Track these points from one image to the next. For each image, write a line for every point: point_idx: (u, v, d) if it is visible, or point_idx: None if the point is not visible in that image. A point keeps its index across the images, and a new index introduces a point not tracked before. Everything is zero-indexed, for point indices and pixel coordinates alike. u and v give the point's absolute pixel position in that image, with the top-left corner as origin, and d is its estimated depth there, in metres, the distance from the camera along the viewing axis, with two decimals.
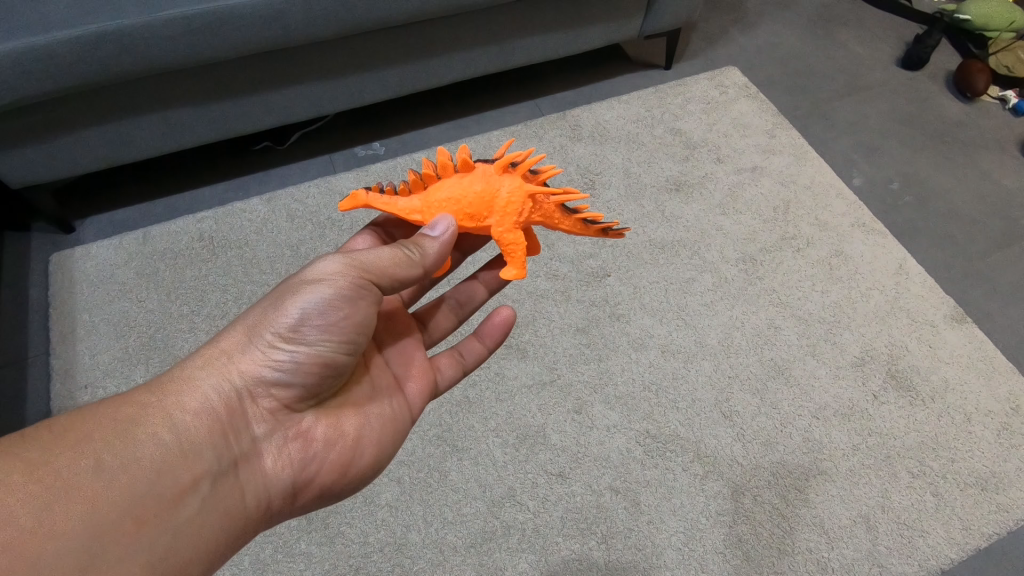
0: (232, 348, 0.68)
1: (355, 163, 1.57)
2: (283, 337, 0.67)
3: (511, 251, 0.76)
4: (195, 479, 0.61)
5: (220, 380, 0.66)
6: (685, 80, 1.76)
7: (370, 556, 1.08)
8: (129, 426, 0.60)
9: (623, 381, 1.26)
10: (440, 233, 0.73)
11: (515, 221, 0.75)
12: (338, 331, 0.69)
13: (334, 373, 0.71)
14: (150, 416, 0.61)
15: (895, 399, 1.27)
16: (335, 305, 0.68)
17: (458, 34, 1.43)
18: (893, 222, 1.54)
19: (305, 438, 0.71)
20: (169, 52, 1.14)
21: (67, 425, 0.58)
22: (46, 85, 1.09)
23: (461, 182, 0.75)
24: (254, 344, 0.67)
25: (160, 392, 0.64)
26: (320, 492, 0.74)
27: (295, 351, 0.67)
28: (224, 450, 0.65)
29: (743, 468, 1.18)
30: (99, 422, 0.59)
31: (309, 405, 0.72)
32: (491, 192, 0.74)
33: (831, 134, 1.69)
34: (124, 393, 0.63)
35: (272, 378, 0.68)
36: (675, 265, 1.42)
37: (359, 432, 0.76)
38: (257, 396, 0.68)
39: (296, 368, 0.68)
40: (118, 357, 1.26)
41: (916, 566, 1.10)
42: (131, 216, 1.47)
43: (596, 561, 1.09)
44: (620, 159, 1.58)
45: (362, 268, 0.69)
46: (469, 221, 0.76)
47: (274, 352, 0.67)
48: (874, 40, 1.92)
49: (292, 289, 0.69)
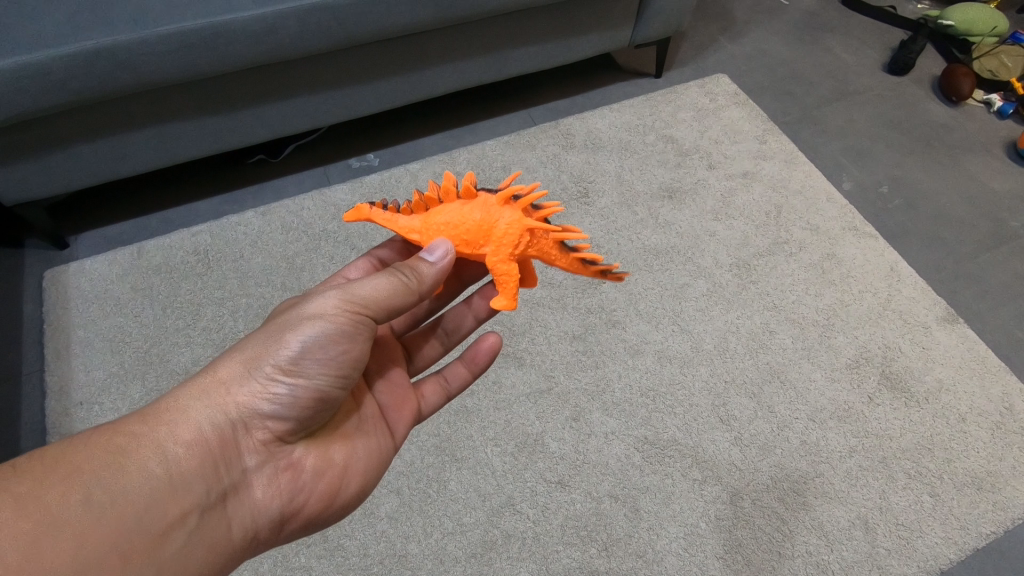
0: (229, 378, 0.67)
1: (349, 174, 1.58)
2: (281, 371, 0.66)
3: (501, 281, 0.74)
4: (183, 512, 0.61)
5: (214, 411, 0.65)
6: (675, 88, 1.78)
7: (370, 568, 1.07)
8: (121, 457, 0.60)
9: (621, 387, 1.27)
10: (437, 258, 0.73)
11: (510, 252, 0.74)
12: (335, 367, 0.68)
13: (328, 406, 0.71)
14: (142, 447, 0.61)
15: (890, 400, 1.28)
16: (333, 342, 0.68)
17: (450, 46, 1.45)
18: (884, 225, 1.55)
19: (294, 469, 0.71)
20: (163, 68, 1.14)
21: (58, 457, 0.58)
22: (39, 101, 1.09)
23: (461, 209, 0.75)
24: (251, 376, 0.66)
25: (154, 420, 0.63)
26: (305, 521, 0.74)
27: (294, 385, 0.67)
28: (214, 482, 0.64)
29: (742, 472, 1.19)
30: (92, 453, 0.59)
31: (302, 435, 0.71)
32: (490, 222, 0.73)
33: (821, 139, 1.71)
34: (116, 422, 0.63)
35: (268, 411, 0.67)
36: (670, 271, 1.43)
37: (347, 462, 0.76)
38: (250, 428, 0.67)
39: (294, 401, 0.67)
40: (114, 373, 1.26)
41: (916, 567, 1.11)
42: (125, 230, 1.47)
43: (597, 569, 1.09)
44: (613, 167, 1.60)
45: (362, 303, 0.70)
46: (465, 246, 0.76)
47: (271, 386, 0.66)
48: (860, 46, 1.95)
49: (292, 323, 0.68)
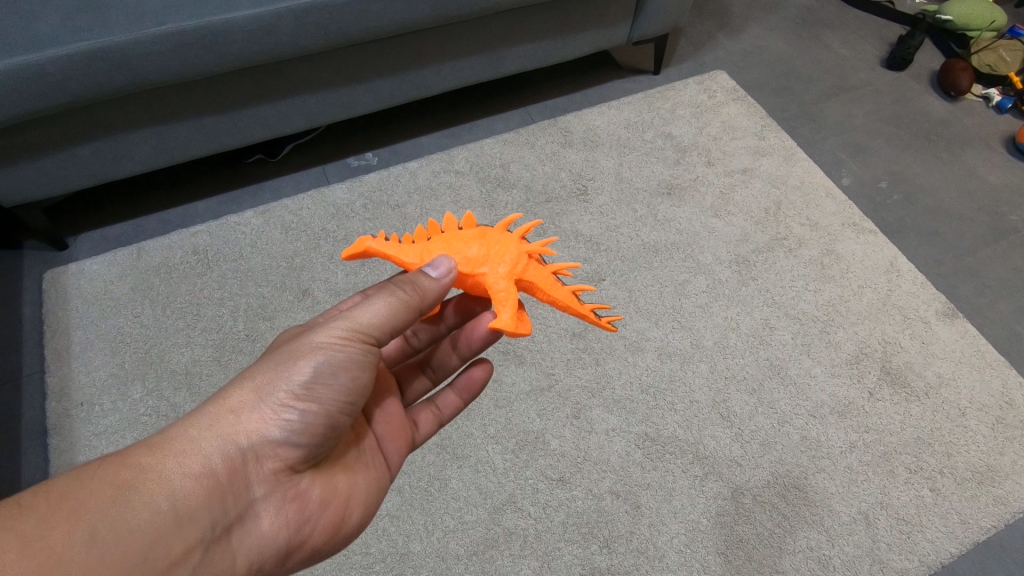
0: (238, 406, 0.64)
1: (348, 174, 1.58)
2: (292, 398, 0.65)
3: (502, 297, 0.74)
4: (189, 548, 0.59)
5: (222, 440, 0.63)
6: (674, 85, 1.78)
7: (372, 566, 1.08)
8: (126, 492, 0.57)
9: (621, 384, 1.27)
10: (441, 274, 0.74)
11: (511, 271, 0.76)
12: (345, 394, 0.68)
13: (335, 435, 0.70)
14: (150, 480, 0.58)
15: (890, 395, 1.28)
16: (341, 370, 0.67)
17: (448, 44, 1.45)
18: (883, 220, 1.55)
19: (301, 499, 0.69)
20: (161, 68, 1.14)
21: (61, 493, 0.55)
22: (36, 103, 1.09)
23: (463, 235, 0.79)
24: (261, 404, 0.65)
25: (161, 452, 0.60)
26: (308, 552, 0.72)
27: (306, 412, 0.65)
28: (221, 515, 0.62)
29: (743, 468, 1.19)
30: (97, 489, 0.56)
31: (308, 465, 0.70)
32: (491, 244, 0.77)
33: (820, 135, 1.71)
34: (120, 454, 0.60)
35: (278, 440, 0.65)
36: (669, 268, 1.43)
37: (350, 491, 0.75)
38: (259, 458, 0.65)
39: (304, 429, 0.66)
40: (114, 374, 1.26)
41: (917, 561, 1.11)
42: (124, 231, 1.47)
43: (599, 565, 1.09)
44: (612, 165, 1.60)
45: (370, 330, 0.70)
46: (466, 266, 0.77)
47: (282, 414, 0.65)
48: (859, 42, 1.95)
49: (302, 350, 0.67)
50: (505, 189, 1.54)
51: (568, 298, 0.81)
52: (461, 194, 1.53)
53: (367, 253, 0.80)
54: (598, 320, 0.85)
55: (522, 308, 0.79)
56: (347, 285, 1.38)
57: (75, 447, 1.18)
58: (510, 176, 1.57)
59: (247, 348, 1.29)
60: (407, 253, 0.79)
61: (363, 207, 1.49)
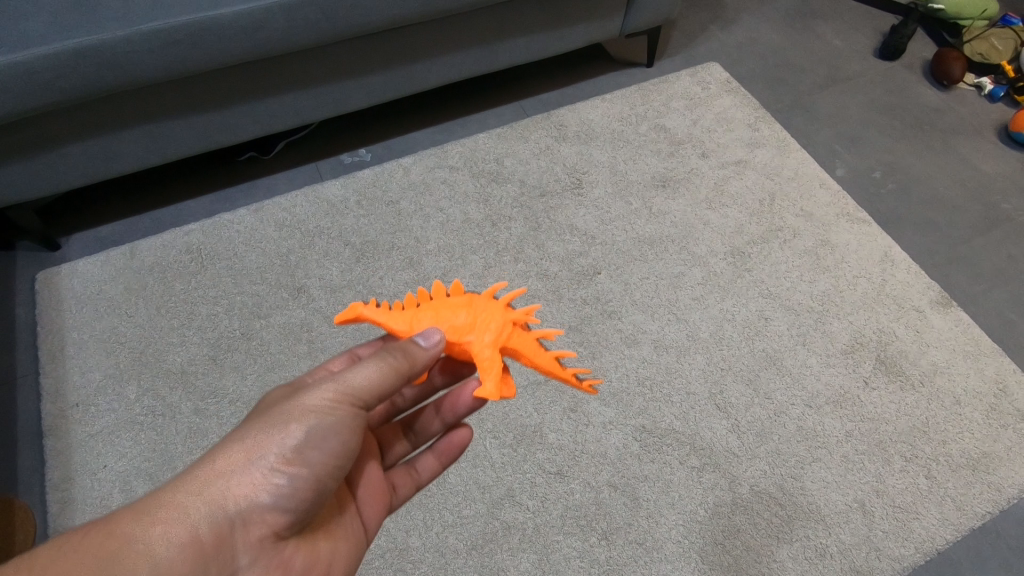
0: (224, 473, 0.63)
1: (341, 170, 1.57)
2: (279, 465, 0.64)
3: (487, 367, 0.74)
4: None
5: (208, 508, 0.61)
6: (667, 77, 1.77)
7: (371, 562, 1.08)
8: (111, 562, 0.57)
9: (617, 377, 1.27)
10: (430, 343, 0.73)
11: (497, 339, 0.75)
12: (332, 459, 0.67)
13: (323, 500, 0.69)
14: (134, 549, 0.58)
15: (886, 384, 1.29)
16: (330, 435, 0.67)
17: (440, 38, 1.44)
18: (878, 211, 1.56)
19: (285, 569, 0.66)
20: (150, 66, 1.13)
21: (49, 561, 0.56)
22: (25, 103, 1.08)
23: (451, 302, 0.79)
24: (246, 470, 0.63)
25: (146, 520, 0.60)
26: None
27: (293, 478, 0.64)
28: None
29: (739, 458, 1.19)
30: (82, 557, 0.57)
31: (293, 532, 0.68)
32: (478, 312, 0.77)
33: (813, 126, 1.71)
34: (104, 523, 0.60)
35: (264, 507, 0.64)
36: (665, 260, 1.43)
37: (333, 557, 0.72)
38: (246, 526, 0.63)
39: (290, 496, 0.65)
40: (109, 374, 1.26)
41: (913, 548, 1.12)
42: (117, 231, 1.46)
43: (598, 557, 1.09)
44: (606, 158, 1.60)
45: (358, 394, 0.69)
46: (452, 336, 0.76)
47: (268, 481, 0.63)
48: (852, 32, 1.95)
49: (289, 416, 0.66)
50: (499, 183, 1.54)
51: (551, 364, 0.80)
52: (456, 189, 1.52)
53: (357, 319, 0.79)
54: (579, 385, 0.84)
55: (506, 375, 0.78)
56: (342, 282, 1.37)
57: (72, 448, 1.18)
58: (504, 171, 1.56)
59: (243, 347, 1.29)
60: (395, 320, 0.79)
61: (357, 203, 1.49)
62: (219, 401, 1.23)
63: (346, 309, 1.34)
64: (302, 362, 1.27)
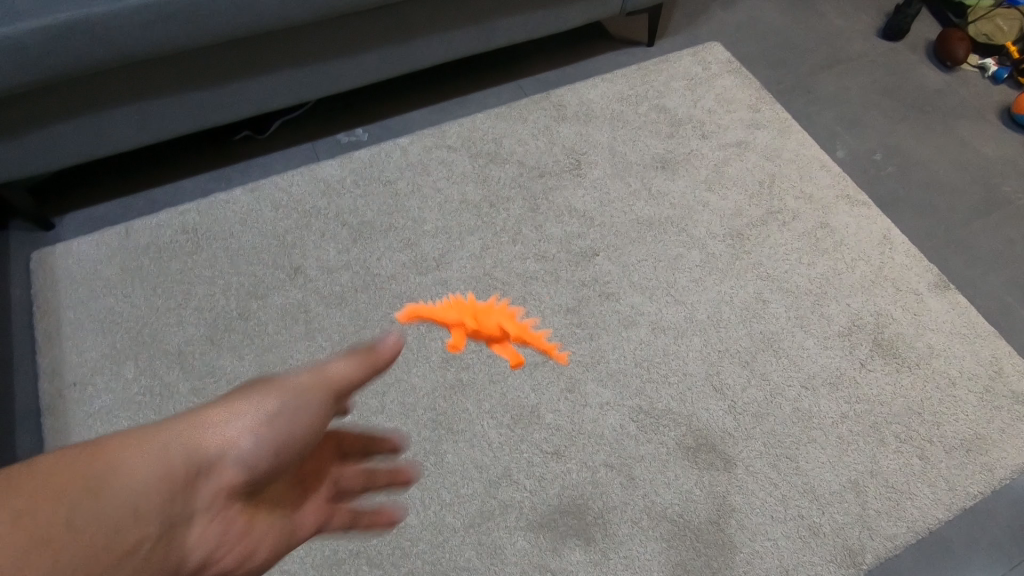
0: (207, 419, 0.62)
1: (338, 150, 1.55)
2: (255, 423, 0.64)
3: None
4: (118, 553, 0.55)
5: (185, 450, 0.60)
6: (668, 57, 1.75)
7: (370, 540, 1.09)
8: (84, 480, 0.55)
9: (615, 359, 1.27)
10: None
11: None
12: (298, 437, 0.66)
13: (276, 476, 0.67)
14: (110, 472, 0.56)
15: (882, 366, 1.29)
16: (300, 413, 0.67)
17: (437, 15, 1.41)
18: (878, 193, 1.55)
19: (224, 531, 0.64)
20: (142, 41, 1.11)
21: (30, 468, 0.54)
22: (15, 79, 1.06)
23: None
24: (229, 420, 0.63)
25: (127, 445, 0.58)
26: None
27: (263, 442, 0.64)
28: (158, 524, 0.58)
29: (735, 439, 1.20)
30: (64, 469, 0.54)
31: (242, 498, 0.66)
32: None
33: (815, 108, 1.69)
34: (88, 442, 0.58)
35: (230, 463, 0.62)
36: (663, 242, 1.43)
37: (262, 541, 0.69)
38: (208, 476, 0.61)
39: (256, 458, 0.64)
40: (106, 354, 1.25)
41: (905, 527, 1.13)
42: (111, 210, 1.44)
43: (594, 536, 1.10)
44: (605, 139, 1.58)
45: (335, 381, 0.69)
46: None
47: (243, 433, 0.63)
48: (855, 12, 1.92)
49: (276, 383, 0.67)
50: (497, 164, 1.53)
51: None
52: (454, 170, 1.51)
53: None
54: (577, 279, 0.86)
55: None
56: (339, 263, 1.37)
57: (70, 427, 1.18)
58: (503, 151, 1.55)
59: (240, 327, 1.29)
60: None
61: (354, 184, 1.48)
62: (217, 381, 1.23)
63: (344, 290, 1.33)
64: (300, 342, 1.27)
